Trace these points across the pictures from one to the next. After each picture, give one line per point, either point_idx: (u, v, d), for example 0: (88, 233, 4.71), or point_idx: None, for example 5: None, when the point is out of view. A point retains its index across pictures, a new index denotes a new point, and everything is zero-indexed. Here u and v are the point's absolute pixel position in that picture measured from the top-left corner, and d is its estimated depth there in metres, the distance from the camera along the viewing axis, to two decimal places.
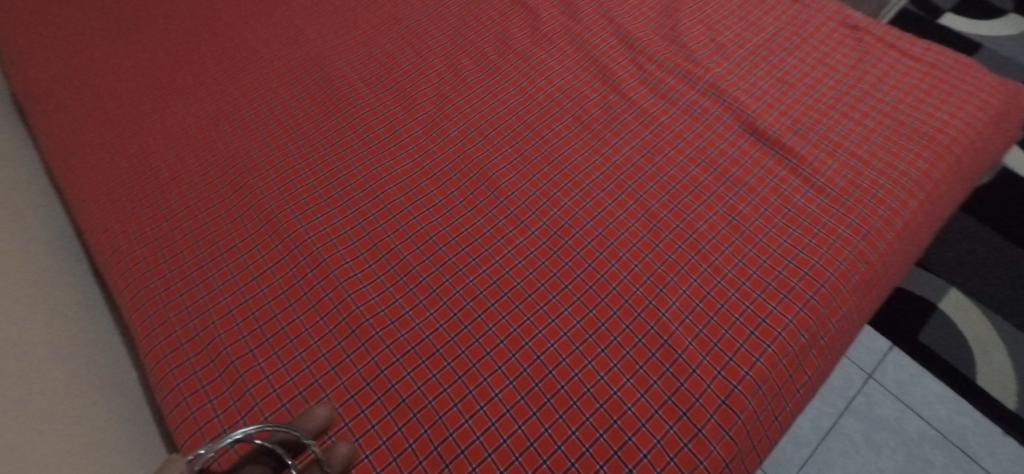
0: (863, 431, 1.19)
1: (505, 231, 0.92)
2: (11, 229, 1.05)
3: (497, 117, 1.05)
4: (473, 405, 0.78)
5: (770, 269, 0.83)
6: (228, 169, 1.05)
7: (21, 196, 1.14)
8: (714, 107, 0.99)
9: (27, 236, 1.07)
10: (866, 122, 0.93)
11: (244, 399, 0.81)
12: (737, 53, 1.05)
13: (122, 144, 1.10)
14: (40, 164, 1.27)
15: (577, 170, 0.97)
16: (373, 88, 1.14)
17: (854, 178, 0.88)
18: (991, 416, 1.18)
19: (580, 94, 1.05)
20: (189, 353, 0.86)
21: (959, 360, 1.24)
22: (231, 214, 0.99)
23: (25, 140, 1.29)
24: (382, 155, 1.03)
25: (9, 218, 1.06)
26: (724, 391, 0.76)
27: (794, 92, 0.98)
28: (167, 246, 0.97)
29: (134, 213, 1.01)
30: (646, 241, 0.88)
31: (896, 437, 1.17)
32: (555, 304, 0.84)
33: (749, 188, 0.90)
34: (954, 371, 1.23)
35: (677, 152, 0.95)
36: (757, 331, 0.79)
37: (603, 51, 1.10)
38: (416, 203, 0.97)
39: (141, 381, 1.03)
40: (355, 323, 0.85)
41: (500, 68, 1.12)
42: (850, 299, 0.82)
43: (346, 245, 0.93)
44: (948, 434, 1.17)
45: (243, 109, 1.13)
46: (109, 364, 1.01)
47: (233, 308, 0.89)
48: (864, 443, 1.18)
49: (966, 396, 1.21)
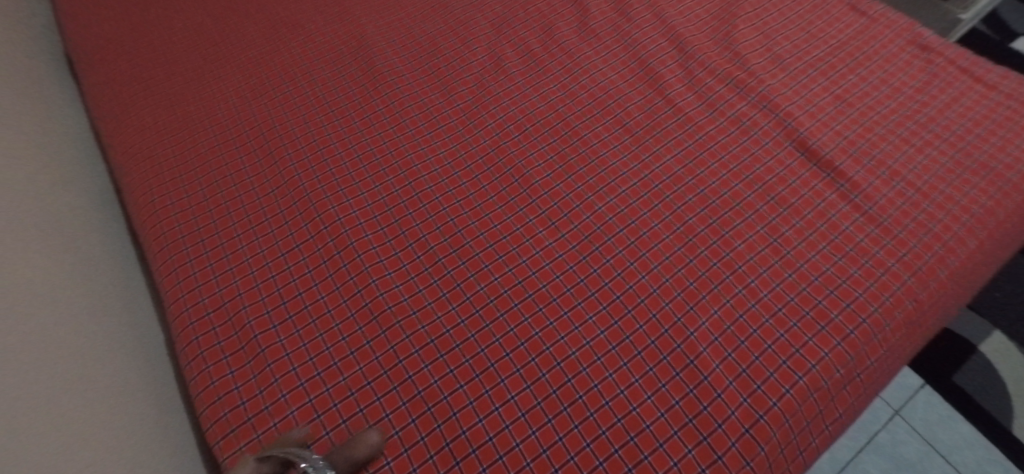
0: (883, 469, 1.14)
1: (535, 231, 0.90)
2: (51, 185, 1.07)
3: (536, 113, 1.03)
4: (489, 405, 0.77)
5: (808, 298, 0.80)
6: (266, 144, 1.05)
7: (65, 153, 1.17)
8: (764, 121, 0.94)
9: (67, 194, 1.09)
10: (927, 150, 0.88)
11: (264, 375, 0.81)
12: (794, 65, 0.99)
13: (166, 110, 1.12)
14: (86, 121, 1.29)
15: (615, 175, 0.94)
16: (414, 73, 1.13)
17: (910, 210, 0.84)
18: None
19: (624, 96, 1.02)
20: (214, 323, 0.87)
21: (995, 407, 1.18)
22: (265, 189, 1.00)
23: (73, 96, 1.32)
24: (417, 142, 1.02)
25: (52, 175, 1.09)
26: (749, 419, 0.73)
27: (852, 112, 0.93)
28: (201, 215, 0.98)
29: (172, 179, 1.03)
30: (681, 255, 0.85)
31: None
32: (580, 311, 0.82)
33: (794, 209, 0.87)
34: (989, 417, 1.17)
35: (721, 165, 0.92)
36: (788, 361, 0.76)
37: (652, 52, 1.06)
38: (447, 194, 0.96)
39: (166, 343, 1.05)
40: (377, 310, 0.85)
41: (543, 62, 1.10)
42: (893, 337, 0.78)
43: (375, 231, 0.93)
44: None
45: (284, 84, 1.14)
46: (137, 324, 1.03)
47: (259, 283, 0.89)
48: None
49: (1000, 445, 1.14)
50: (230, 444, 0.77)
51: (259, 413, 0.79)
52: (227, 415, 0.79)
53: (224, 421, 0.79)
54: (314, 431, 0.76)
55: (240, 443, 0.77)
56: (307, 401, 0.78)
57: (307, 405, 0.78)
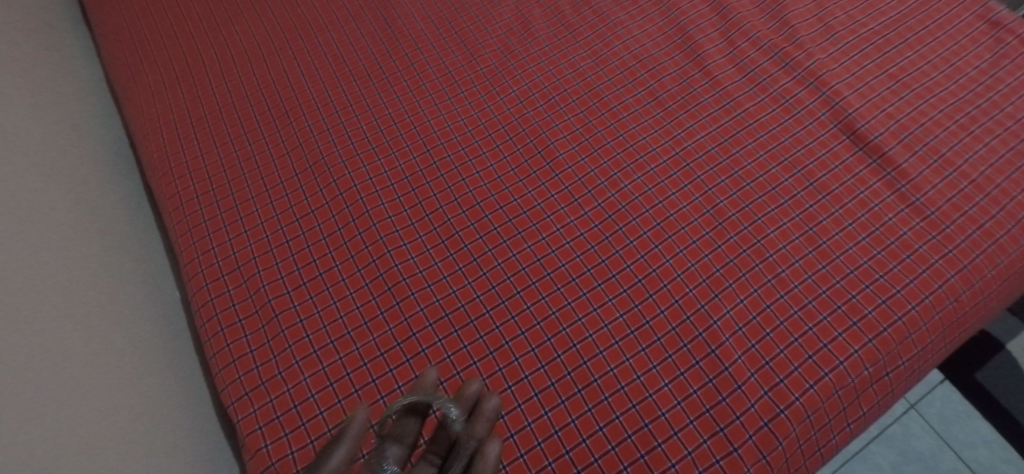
0: (893, 461, 1.11)
1: (557, 207, 0.86)
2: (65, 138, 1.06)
3: (564, 81, 0.97)
4: (502, 383, 0.75)
5: (843, 291, 0.76)
6: (281, 103, 1.01)
7: (80, 104, 1.15)
8: (809, 99, 0.87)
9: (83, 148, 1.08)
10: (986, 139, 0.82)
11: (277, 340, 0.80)
12: (846, 40, 0.91)
13: (182, 64, 1.08)
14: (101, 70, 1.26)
15: (644, 151, 0.89)
16: (436, 32, 1.07)
17: (960, 203, 0.78)
18: None
19: (659, 65, 0.96)
20: (228, 285, 0.85)
21: (1017, 407, 1.13)
22: (280, 150, 0.97)
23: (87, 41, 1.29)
24: (437, 107, 0.98)
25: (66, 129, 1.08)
26: (769, 413, 0.70)
27: (906, 93, 0.86)
28: (215, 174, 0.95)
29: (187, 135, 1.00)
30: (708, 239, 0.81)
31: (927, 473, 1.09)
32: (600, 292, 0.79)
33: (834, 196, 0.81)
34: (1009, 417, 1.13)
35: (758, 145, 0.86)
36: (815, 356, 0.72)
37: (691, 19, 0.99)
38: (466, 164, 0.92)
39: None
40: (391, 281, 0.83)
41: (574, 26, 1.03)
42: (929, 337, 0.74)
43: (391, 199, 0.89)
44: None
45: (301, 39, 1.10)
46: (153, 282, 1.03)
47: (273, 247, 0.87)
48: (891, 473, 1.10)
49: (1017, 445, 1.10)
50: (244, 407, 0.76)
51: (272, 378, 0.77)
52: (241, 378, 0.78)
53: (237, 384, 0.78)
54: (325, 400, 0.75)
55: (253, 407, 0.76)
56: (320, 369, 0.77)
57: (319, 373, 0.77)
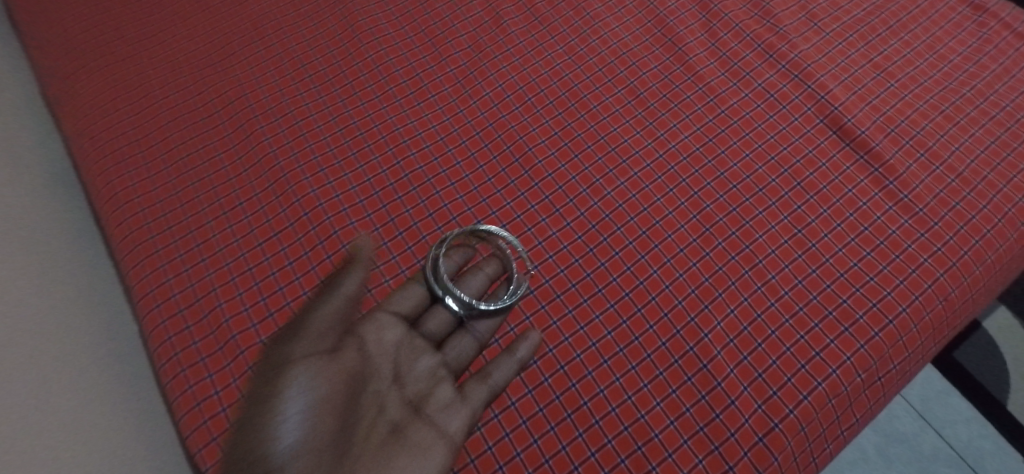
0: (877, 444, 1.12)
1: (537, 218, 0.82)
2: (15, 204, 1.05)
3: (540, 80, 0.93)
4: (489, 411, 0.71)
5: (833, 296, 0.74)
6: (235, 115, 0.95)
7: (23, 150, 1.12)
8: (794, 93, 0.85)
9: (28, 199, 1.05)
10: (972, 129, 0.80)
11: (245, 378, 0.74)
12: (830, 27, 0.90)
13: (122, 75, 1.01)
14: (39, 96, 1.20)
15: (626, 154, 0.85)
16: (401, 31, 1.01)
17: (948, 198, 0.77)
18: (1018, 444, 1.10)
19: (639, 61, 0.92)
20: (188, 321, 0.79)
21: (993, 382, 1.15)
22: (236, 168, 0.91)
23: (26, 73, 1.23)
24: (405, 114, 0.93)
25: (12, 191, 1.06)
26: (763, 427, 0.68)
27: (891, 83, 0.85)
28: (166, 198, 0.89)
29: (132, 155, 0.93)
30: (695, 247, 0.78)
31: (910, 453, 1.11)
32: (585, 310, 0.76)
33: (822, 196, 0.79)
34: (985, 392, 1.15)
35: (743, 144, 0.83)
36: (808, 366, 0.70)
37: (671, 10, 0.96)
38: (440, 175, 0.87)
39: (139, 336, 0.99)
40: (366, 308, 0.78)
41: (548, 19, 0.99)
42: (920, 339, 0.72)
43: (360, 217, 0.84)
44: (964, 456, 1.10)
45: (253, 42, 1.03)
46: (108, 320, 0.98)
47: (235, 276, 0.82)
48: (876, 455, 1.12)
49: (993, 418, 1.13)
50: (213, 454, 0.71)
51: None
52: (207, 422, 0.72)
53: (204, 429, 0.72)
54: None
55: None
56: None
57: None
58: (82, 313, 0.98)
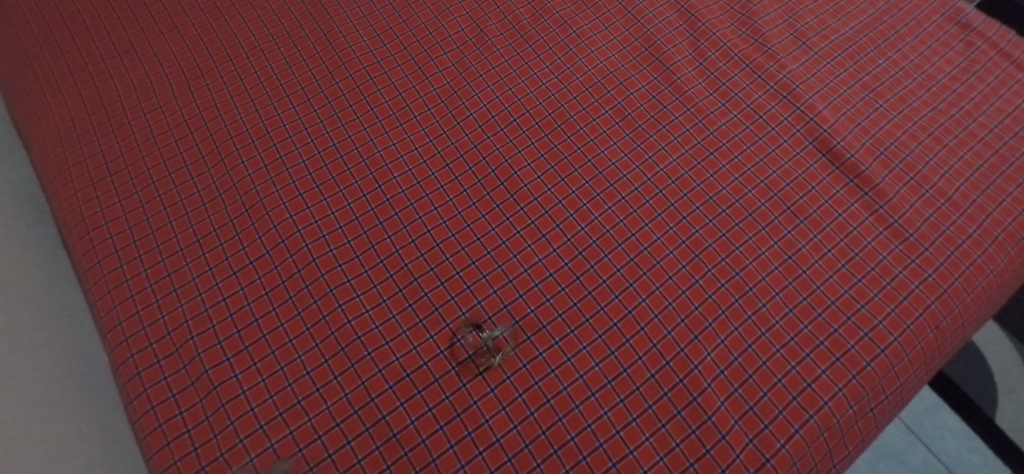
0: (866, 459, 1.09)
1: (523, 244, 0.80)
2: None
3: (525, 100, 0.91)
4: (471, 449, 0.68)
5: (825, 325, 0.72)
6: (209, 137, 0.92)
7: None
8: (783, 113, 0.84)
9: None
10: (960, 152, 0.80)
11: (218, 415, 0.71)
12: (819, 46, 0.89)
13: (90, 95, 0.97)
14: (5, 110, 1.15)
15: (614, 178, 0.83)
16: (382, 48, 0.99)
17: (938, 222, 0.76)
18: (1007, 459, 1.05)
19: (626, 80, 0.90)
20: (158, 355, 0.76)
21: (979, 394, 1.11)
22: (210, 192, 0.87)
23: None
24: (386, 135, 0.90)
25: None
26: (755, 463, 0.66)
27: (880, 104, 0.84)
28: (136, 224, 0.85)
29: (100, 178, 0.89)
30: (684, 274, 0.76)
31: (900, 468, 1.07)
32: (572, 340, 0.74)
33: (812, 220, 0.77)
34: (972, 404, 1.10)
35: (732, 167, 0.82)
36: (800, 398, 0.68)
37: (658, 27, 0.94)
38: (422, 199, 0.84)
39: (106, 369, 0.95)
40: (344, 340, 0.75)
41: (534, 37, 0.97)
42: (911, 368, 0.70)
43: (339, 244, 0.81)
44: (956, 471, 1.06)
45: (229, 60, 1.00)
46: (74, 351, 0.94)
47: (208, 307, 0.78)
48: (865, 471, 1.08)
49: (982, 432, 1.08)
50: None
51: (213, 460, 0.69)
52: (178, 462, 0.69)
53: (174, 469, 0.69)
54: None
55: None
56: (268, 447, 0.69)
57: (268, 451, 0.69)
58: (50, 345, 0.94)
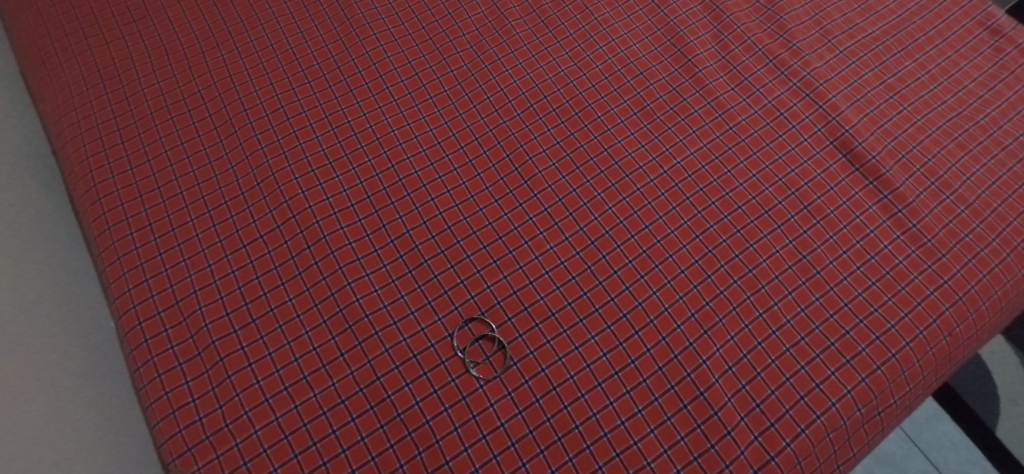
0: (864, 465, 1.08)
1: (535, 231, 0.79)
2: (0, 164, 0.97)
3: (543, 86, 0.90)
4: (474, 432, 0.68)
5: (836, 327, 0.71)
6: (223, 108, 0.91)
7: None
8: (805, 112, 0.83)
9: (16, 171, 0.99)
10: (983, 159, 0.79)
11: (223, 387, 0.71)
12: (845, 45, 0.88)
13: (104, 60, 0.96)
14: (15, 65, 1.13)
15: (629, 169, 0.82)
16: (401, 26, 0.98)
17: (957, 229, 0.75)
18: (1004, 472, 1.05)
19: (647, 71, 0.89)
20: (165, 324, 0.76)
21: (982, 406, 1.10)
22: (222, 163, 0.87)
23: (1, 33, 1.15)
24: (402, 115, 0.89)
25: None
26: (759, 460, 0.65)
27: (904, 107, 0.83)
28: (147, 193, 0.85)
29: (112, 145, 0.89)
30: (697, 269, 0.75)
31: None
32: (581, 330, 0.73)
33: (829, 221, 0.76)
34: (974, 415, 1.09)
35: (750, 164, 0.81)
36: (807, 397, 0.68)
37: (681, 18, 0.93)
38: (435, 181, 0.84)
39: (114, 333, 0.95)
40: (352, 319, 0.75)
41: (555, 22, 0.96)
42: (922, 373, 0.70)
43: (350, 222, 0.81)
44: None
45: (245, 31, 0.99)
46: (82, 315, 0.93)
47: (217, 279, 0.78)
48: None
49: (982, 443, 1.07)
50: (187, 464, 0.67)
51: (217, 431, 0.69)
52: (182, 431, 0.69)
53: (178, 438, 0.69)
54: (280, 455, 0.67)
55: (196, 464, 0.67)
56: (272, 420, 0.69)
57: (272, 425, 0.69)
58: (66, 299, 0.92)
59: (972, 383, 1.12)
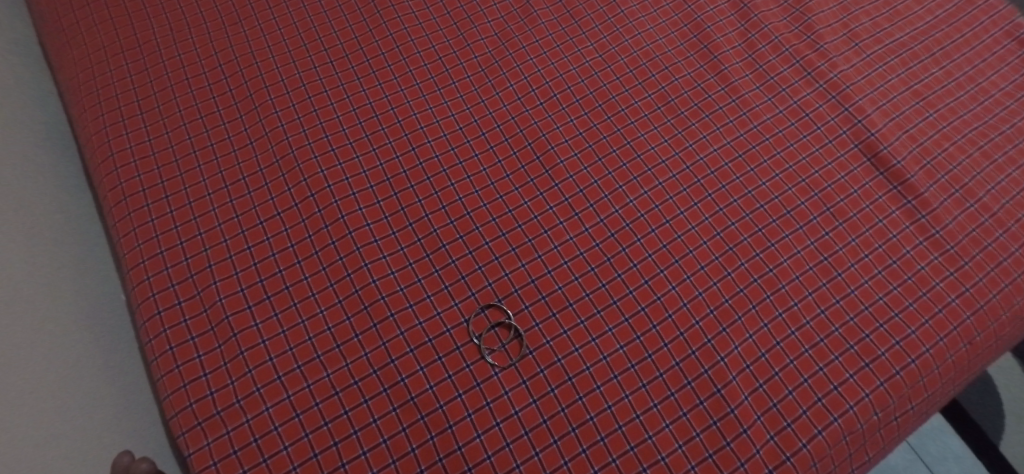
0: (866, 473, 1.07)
1: (554, 221, 0.79)
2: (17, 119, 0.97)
3: (567, 76, 0.90)
4: (488, 419, 0.68)
5: (856, 329, 0.71)
6: (244, 84, 0.91)
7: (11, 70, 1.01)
8: (830, 114, 0.83)
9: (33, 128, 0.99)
10: (1008, 169, 0.78)
11: (235, 362, 0.71)
12: (872, 49, 0.88)
13: (125, 31, 0.96)
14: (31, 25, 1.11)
15: (652, 162, 0.82)
16: (425, 10, 0.97)
17: (980, 237, 0.75)
18: None
19: (672, 66, 0.89)
20: (179, 297, 0.75)
21: (988, 423, 1.09)
22: (241, 138, 0.86)
23: None
24: (423, 98, 0.89)
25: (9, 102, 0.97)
26: (775, 460, 0.65)
27: (930, 113, 0.82)
28: (165, 165, 0.84)
29: (130, 116, 0.88)
30: (717, 266, 0.75)
31: None
32: (598, 321, 0.73)
33: (852, 224, 0.76)
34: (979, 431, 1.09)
35: (774, 163, 0.80)
36: (825, 399, 0.68)
37: (709, 14, 0.93)
38: (456, 166, 0.83)
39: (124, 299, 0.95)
40: (368, 299, 0.74)
41: (581, 13, 0.95)
42: (940, 380, 0.70)
43: (369, 203, 0.80)
44: None
45: (268, 8, 0.99)
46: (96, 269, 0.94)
47: (232, 254, 0.77)
48: None
49: (986, 458, 1.07)
50: (196, 439, 0.67)
51: (228, 406, 0.68)
52: (193, 405, 0.68)
53: (188, 412, 0.68)
54: (291, 433, 0.67)
55: (206, 439, 0.67)
56: (284, 398, 0.69)
57: (284, 402, 0.68)
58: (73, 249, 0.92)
59: (981, 399, 1.12)
